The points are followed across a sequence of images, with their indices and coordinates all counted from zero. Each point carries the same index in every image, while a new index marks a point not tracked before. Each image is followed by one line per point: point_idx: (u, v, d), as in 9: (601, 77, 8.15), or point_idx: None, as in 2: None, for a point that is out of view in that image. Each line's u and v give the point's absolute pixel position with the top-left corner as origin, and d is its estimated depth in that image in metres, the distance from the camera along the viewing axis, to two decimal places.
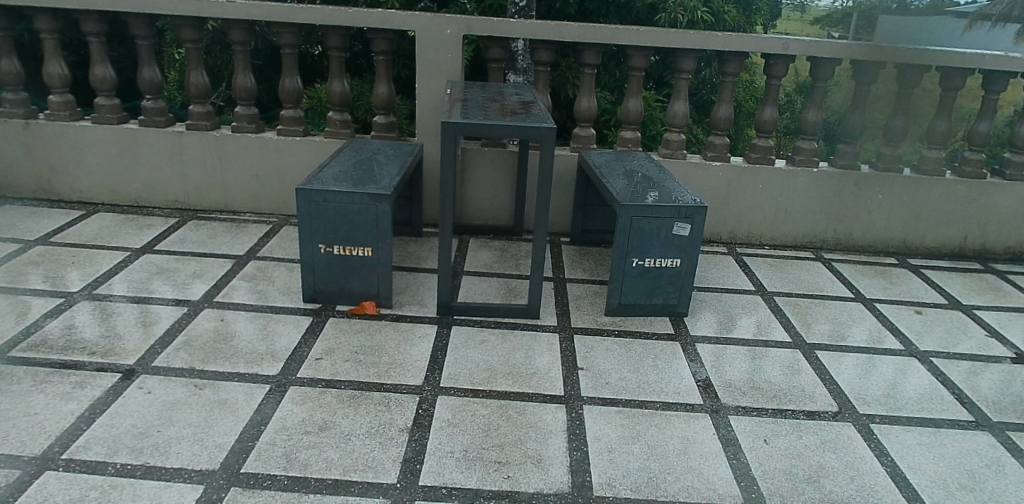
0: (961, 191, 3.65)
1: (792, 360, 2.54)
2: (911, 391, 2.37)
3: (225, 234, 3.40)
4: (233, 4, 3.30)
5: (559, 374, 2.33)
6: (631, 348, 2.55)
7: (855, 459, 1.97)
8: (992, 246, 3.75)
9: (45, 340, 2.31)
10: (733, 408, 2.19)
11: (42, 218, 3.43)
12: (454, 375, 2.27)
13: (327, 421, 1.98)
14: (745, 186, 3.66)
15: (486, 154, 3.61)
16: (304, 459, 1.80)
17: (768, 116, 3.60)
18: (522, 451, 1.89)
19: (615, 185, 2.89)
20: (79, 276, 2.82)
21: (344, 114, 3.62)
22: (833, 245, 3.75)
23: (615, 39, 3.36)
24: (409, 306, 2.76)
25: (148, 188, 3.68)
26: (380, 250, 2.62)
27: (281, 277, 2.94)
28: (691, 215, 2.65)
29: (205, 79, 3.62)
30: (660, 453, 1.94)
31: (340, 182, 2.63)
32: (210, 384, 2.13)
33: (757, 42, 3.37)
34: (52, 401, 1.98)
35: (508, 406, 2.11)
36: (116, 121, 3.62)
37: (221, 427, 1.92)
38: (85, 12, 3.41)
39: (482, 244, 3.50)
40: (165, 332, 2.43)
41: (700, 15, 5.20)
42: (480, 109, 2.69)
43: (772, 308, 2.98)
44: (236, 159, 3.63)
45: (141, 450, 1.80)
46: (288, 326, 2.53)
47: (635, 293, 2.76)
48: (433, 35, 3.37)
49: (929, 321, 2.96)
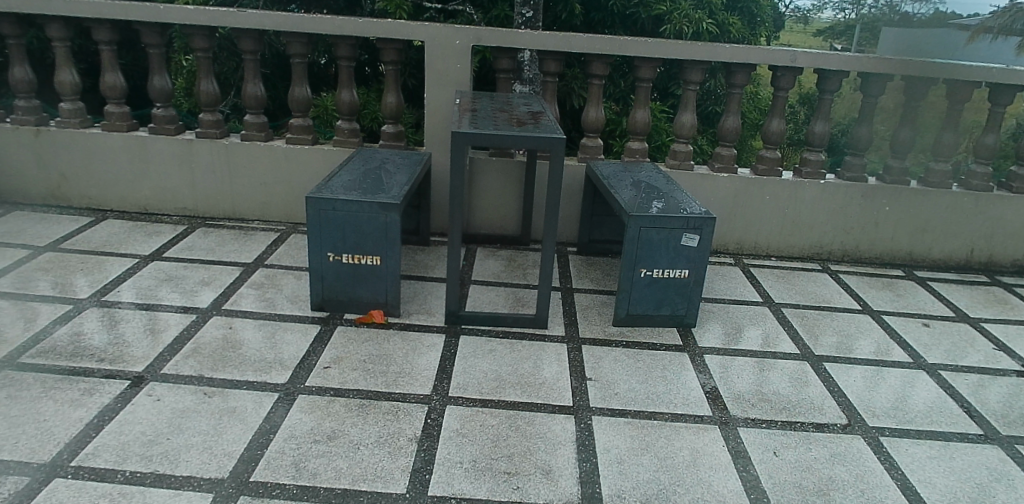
0: (968, 203, 3.65)
1: (799, 371, 2.53)
2: (920, 404, 2.37)
3: (232, 241, 3.41)
4: (243, 14, 3.31)
5: (569, 384, 2.32)
6: (639, 359, 2.55)
7: (864, 473, 1.96)
8: (998, 259, 3.75)
9: (54, 347, 2.31)
10: (742, 420, 2.19)
11: (52, 225, 3.45)
12: (462, 385, 2.27)
13: (335, 430, 1.98)
14: (752, 197, 3.67)
15: (494, 164, 3.62)
16: (313, 468, 1.80)
17: (775, 127, 3.61)
18: (533, 462, 1.89)
19: (623, 195, 2.90)
20: (87, 283, 2.82)
21: (352, 123, 3.63)
22: (840, 257, 3.76)
23: (625, 50, 3.37)
24: (417, 315, 2.76)
25: (158, 196, 3.69)
26: (389, 259, 2.63)
27: (289, 285, 2.94)
28: (700, 226, 2.66)
29: (215, 87, 3.64)
30: (671, 465, 1.93)
31: (351, 191, 2.64)
32: (219, 392, 2.13)
33: (766, 54, 3.37)
34: (61, 408, 1.97)
35: (516, 417, 2.10)
36: (127, 128, 3.64)
37: (230, 435, 1.92)
38: (97, 20, 3.43)
39: (489, 253, 3.51)
40: (173, 339, 2.43)
41: (705, 27, 5.27)
42: (490, 119, 2.69)
43: (780, 319, 2.98)
44: (244, 167, 3.64)
45: (150, 457, 1.79)
46: (296, 334, 2.53)
47: (643, 304, 2.76)
48: (443, 45, 3.39)
49: (937, 334, 2.95)
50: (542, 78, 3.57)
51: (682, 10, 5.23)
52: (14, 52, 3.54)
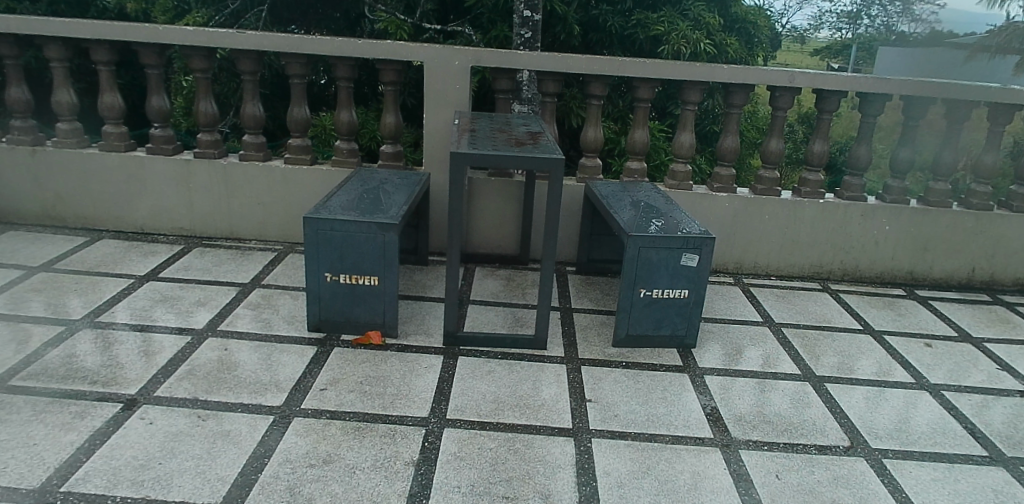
0: (969, 222, 3.65)
1: (800, 392, 2.50)
2: (924, 425, 2.33)
3: (229, 261, 3.39)
4: (243, 36, 3.32)
5: (568, 406, 2.30)
6: (639, 380, 2.52)
7: (868, 496, 1.92)
8: (999, 278, 3.73)
9: (45, 369, 2.28)
10: (744, 442, 2.15)
11: (46, 245, 3.42)
12: (460, 407, 2.24)
13: (331, 454, 1.94)
14: (751, 217, 3.66)
15: (492, 183, 3.61)
16: (308, 493, 1.76)
17: (774, 147, 3.61)
18: (533, 486, 1.85)
19: (622, 214, 2.88)
20: (81, 304, 2.79)
21: (351, 143, 3.63)
22: (840, 277, 3.74)
23: (624, 71, 3.38)
24: (415, 335, 2.74)
25: (154, 215, 3.68)
26: (387, 279, 2.61)
27: (285, 306, 2.92)
28: (699, 246, 2.65)
29: (213, 107, 3.63)
30: (671, 488, 1.89)
31: (348, 211, 2.63)
32: (213, 415, 2.10)
33: (764, 75, 3.38)
34: (52, 432, 1.94)
35: (515, 440, 2.07)
36: (124, 149, 3.63)
37: (225, 459, 1.88)
38: (95, 41, 3.44)
39: (488, 272, 3.50)
40: (168, 361, 2.40)
41: (702, 48, 5.30)
42: (489, 140, 2.69)
43: (780, 339, 2.96)
44: (242, 188, 3.64)
45: (142, 483, 1.76)
46: (291, 356, 2.50)
47: (643, 324, 2.73)
48: (442, 67, 3.40)
49: (940, 354, 2.92)
50: (541, 98, 3.57)
51: (681, 31, 5.24)
52: (10, 71, 3.53)
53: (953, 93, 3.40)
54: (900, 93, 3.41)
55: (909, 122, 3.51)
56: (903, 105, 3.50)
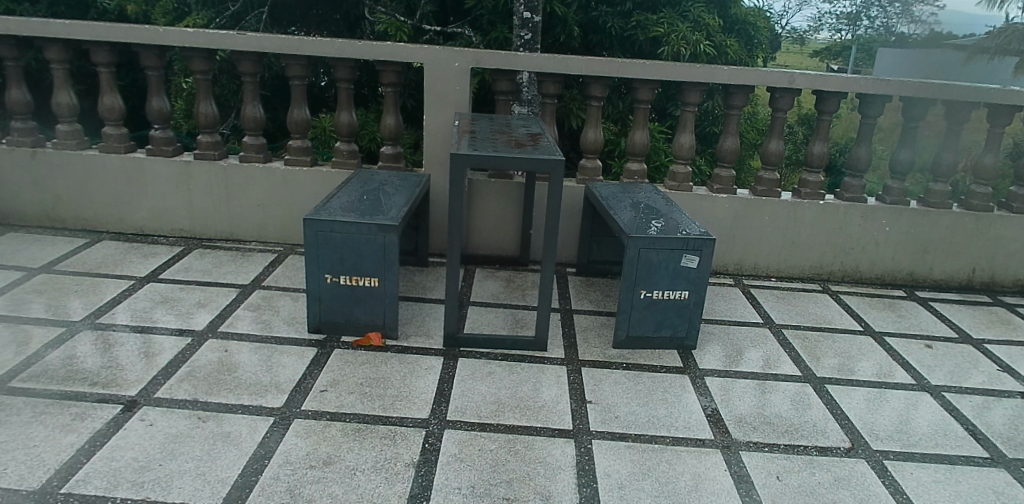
0: (969, 223, 3.65)
1: (801, 394, 2.50)
2: (925, 426, 2.33)
3: (229, 263, 3.39)
4: (243, 37, 3.32)
5: (569, 407, 2.29)
6: (639, 381, 2.52)
7: (869, 497, 1.92)
8: (999, 279, 3.73)
9: (45, 371, 2.28)
10: (744, 444, 2.15)
11: (46, 247, 3.42)
12: (460, 408, 2.24)
13: (331, 455, 1.94)
14: (751, 218, 3.66)
15: (492, 185, 3.61)
16: (308, 495, 1.76)
17: (774, 148, 3.61)
18: (533, 488, 1.85)
19: (622, 215, 2.88)
20: (82, 305, 2.79)
21: (351, 144, 3.63)
22: (840, 278, 3.74)
23: (624, 72, 3.38)
24: (415, 336, 2.74)
25: (155, 217, 3.68)
26: (387, 280, 2.61)
27: (285, 307, 2.92)
28: (699, 247, 2.65)
29: (213, 109, 3.64)
30: (672, 490, 1.89)
31: (348, 212, 2.63)
32: (213, 416, 2.10)
33: (765, 76, 3.38)
34: (52, 434, 1.94)
35: (515, 441, 2.07)
36: (124, 150, 3.64)
37: (225, 460, 1.88)
38: (96, 43, 3.44)
39: (488, 274, 3.50)
40: (168, 363, 2.40)
41: (702, 49, 5.32)
42: (489, 141, 2.69)
43: (780, 340, 2.95)
44: (242, 189, 3.64)
45: (142, 484, 1.75)
46: (291, 357, 2.50)
47: (644, 325, 2.73)
48: (442, 68, 3.41)
49: (940, 355, 2.92)
50: (541, 100, 3.57)
51: (681, 32, 5.24)
52: (11, 73, 3.53)
53: (953, 94, 3.40)
54: (900, 95, 3.41)
55: (909, 123, 3.51)
56: (903, 106, 3.50)
